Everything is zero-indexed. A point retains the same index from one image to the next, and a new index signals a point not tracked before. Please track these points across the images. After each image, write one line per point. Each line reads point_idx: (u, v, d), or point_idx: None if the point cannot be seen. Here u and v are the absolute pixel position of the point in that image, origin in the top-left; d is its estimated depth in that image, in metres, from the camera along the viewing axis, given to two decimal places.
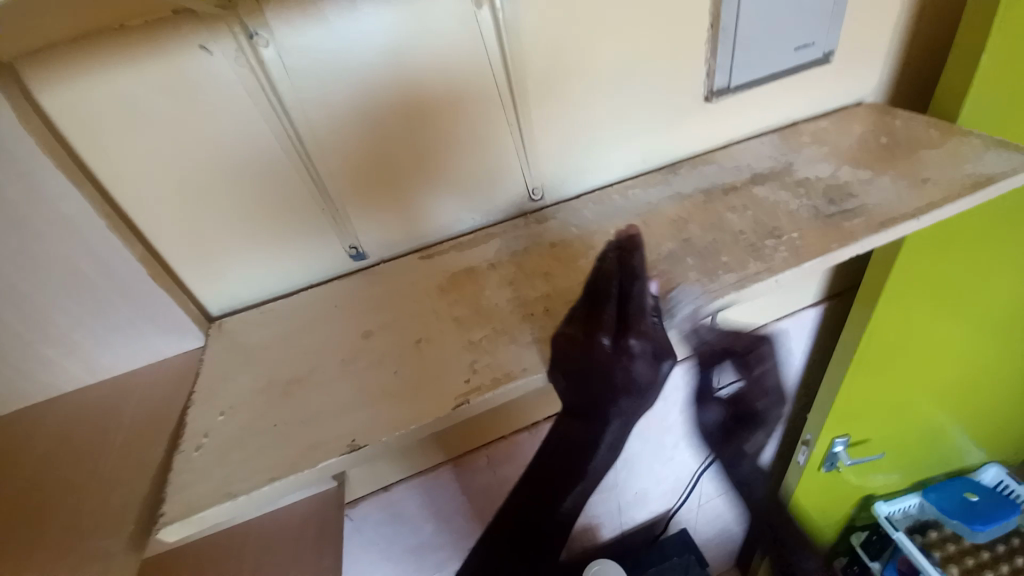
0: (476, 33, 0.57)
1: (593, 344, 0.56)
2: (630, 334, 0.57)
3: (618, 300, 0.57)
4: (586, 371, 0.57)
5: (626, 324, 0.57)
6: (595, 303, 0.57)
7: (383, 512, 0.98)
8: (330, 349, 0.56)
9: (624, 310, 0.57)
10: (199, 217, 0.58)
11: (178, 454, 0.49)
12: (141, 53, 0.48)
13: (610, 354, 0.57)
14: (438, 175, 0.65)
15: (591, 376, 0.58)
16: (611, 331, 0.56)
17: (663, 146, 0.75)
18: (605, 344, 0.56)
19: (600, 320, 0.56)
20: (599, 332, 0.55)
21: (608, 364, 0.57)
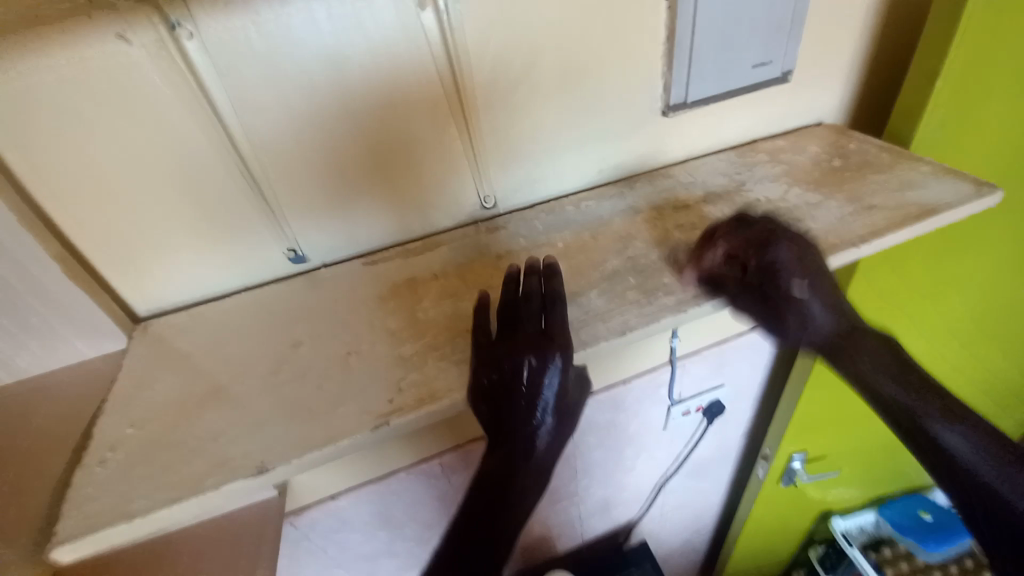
0: (419, 35, 0.55)
1: (521, 366, 0.46)
2: (556, 354, 0.46)
3: (537, 314, 0.49)
4: (513, 399, 0.47)
5: (556, 341, 0.47)
6: (518, 316, 0.49)
7: (332, 519, 0.95)
8: (255, 358, 0.54)
9: (550, 322, 0.48)
10: (121, 214, 0.55)
11: (79, 468, 0.46)
12: (47, 40, 0.44)
13: (533, 378, 0.47)
14: (382, 180, 0.63)
15: (518, 404, 0.48)
16: (536, 350, 0.46)
17: (619, 159, 0.74)
18: (531, 365, 0.46)
19: (522, 337, 0.47)
20: (525, 351, 0.46)
21: (535, 389, 0.47)
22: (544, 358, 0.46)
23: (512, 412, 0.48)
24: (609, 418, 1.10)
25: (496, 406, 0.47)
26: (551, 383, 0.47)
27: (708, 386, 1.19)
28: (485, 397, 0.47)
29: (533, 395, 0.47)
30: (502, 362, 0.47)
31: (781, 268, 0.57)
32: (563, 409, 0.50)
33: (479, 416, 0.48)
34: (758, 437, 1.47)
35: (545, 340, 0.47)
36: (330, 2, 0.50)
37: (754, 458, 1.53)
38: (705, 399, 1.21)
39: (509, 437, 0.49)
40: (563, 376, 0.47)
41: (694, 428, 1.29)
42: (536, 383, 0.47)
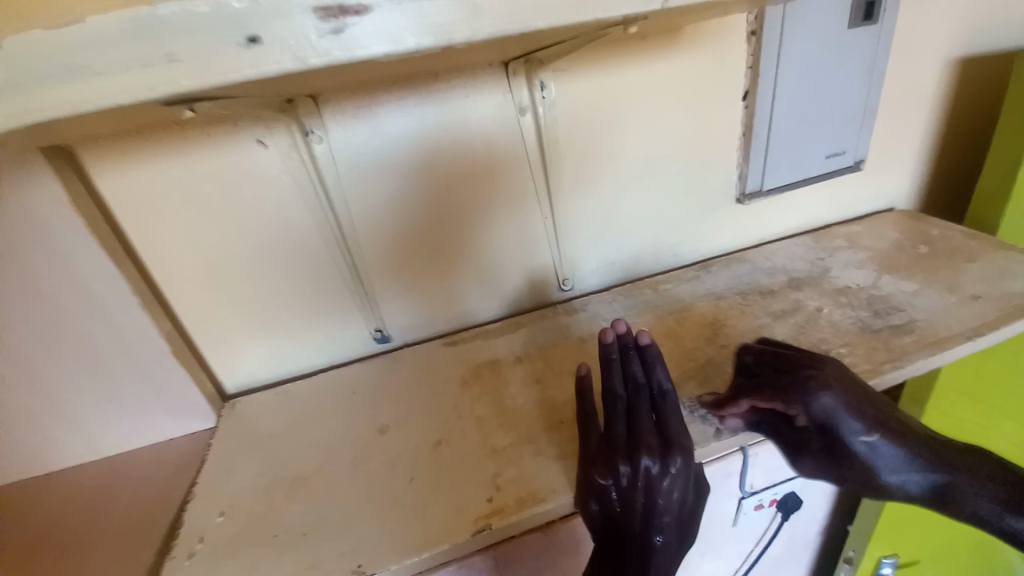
0: (517, 132, 0.59)
1: (638, 471, 0.42)
2: (677, 459, 0.42)
3: (649, 409, 0.45)
4: (626, 504, 0.43)
5: (675, 443, 0.43)
6: (632, 410, 0.45)
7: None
8: (344, 443, 0.53)
9: (665, 420, 0.44)
10: (226, 296, 0.58)
11: (166, 561, 0.44)
12: (197, 146, 0.50)
13: (653, 485, 0.43)
14: (467, 261, 0.65)
15: (632, 510, 0.43)
16: (654, 454, 0.43)
17: (694, 243, 0.75)
18: (650, 470, 0.42)
19: (638, 438, 0.43)
20: (643, 454, 0.42)
21: (652, 496, 0.43)
22: (664, 462, 0.42)
23: (627, 519, 0.44)
24: None
25: (607, 510, 0.44)
26: (672, 489, 0.43)
27: (781, 478, 1.08)
28: (593, 494, 0.44)
29: (651, 504, 0.43)
30: (615, 463, 0.43)
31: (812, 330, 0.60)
32: (683, 516, 0.46)
33: (590, 516, 0.45)
34: (838, 536, 1.31)
35: (664, 442, 0.43)
36: (442, 108, 0.55)
37: (833, 561, 1.36)
38: (780, 492, 1.09)
39: (624, 542, 0.45)
40: (682, 482, 0.43)
41: (767, 525, 1.15)
42: (653, 490, 0.43)
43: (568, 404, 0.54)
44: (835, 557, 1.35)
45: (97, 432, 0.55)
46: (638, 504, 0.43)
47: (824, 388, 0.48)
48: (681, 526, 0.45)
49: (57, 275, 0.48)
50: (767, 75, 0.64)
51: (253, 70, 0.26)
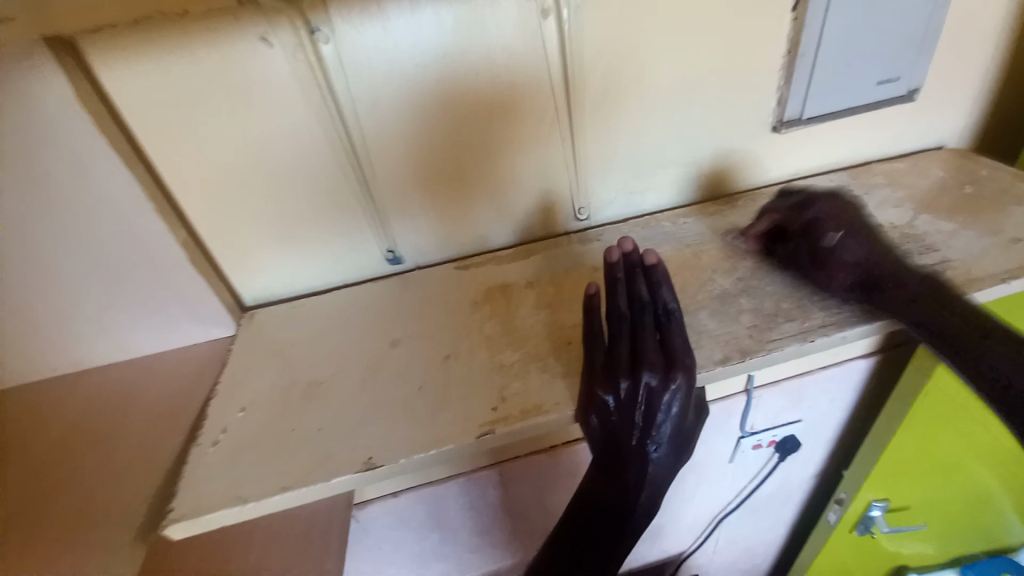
0: (538, 40, 0.54)
1: (640, 386, 0.44)
2: (678, 374, 0.44)
3: (653, 328, 0.46)
4: (625, 418, 0.45)
5: (677, 359, 0.45)
6: (637, 328, 0.46)
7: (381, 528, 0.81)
8: (356, 354, 0.55)
9: (669, 338, 0.46)
10: (239, 207, 0.58)
11: (195, 448, 0.48)
12: (200, 42, 0.48)
13: (653, 398, 0.45)
14: (480, 183, 0.63)
15: (632, 423, 0.45)
16: (657, 371, 0.44)
17: (720, 175, 0.71)
18: (652, 385, 0.44)
19: (642, 354, 0.45)
20: (645, 370, 0.44)
21: (652, 409, 0.45)
22: (665, 377, 0.44)
23: (626, 433, 0.46)
24: None
25: (607, 424, 0.46)
26: (671, 402, 0.45)
27: (782, 421, 1.11)
28: (594, 410, 0.45)
29: (649, 417, 0.45)
30: (618, 378, 0.45)
31: (819, 222, 0.57)
32: (680, 432, 0.48)
33: (591, 430, 0.46)
34: (833, 479, 1.35)
35: (666, 358, 0.45)
36: (458, 9, 0.51)
37: (824, 501, 1.41)
38: (779, 434, 1.12)
39: (622, 455, 0.47)
40: (681, 397, 0.45)
41: (762, 465, 1.20)
42: (653, 403, 0.45)
43: (574, 328, 0.54)
44: (827, 497, 1.40)
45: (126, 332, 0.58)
46: (638, 417, 0.45)
47: (834, 228, 0.56)
48: (677, 439, 0.48)
49: (73, 175, 0.48)
50: None
51: None
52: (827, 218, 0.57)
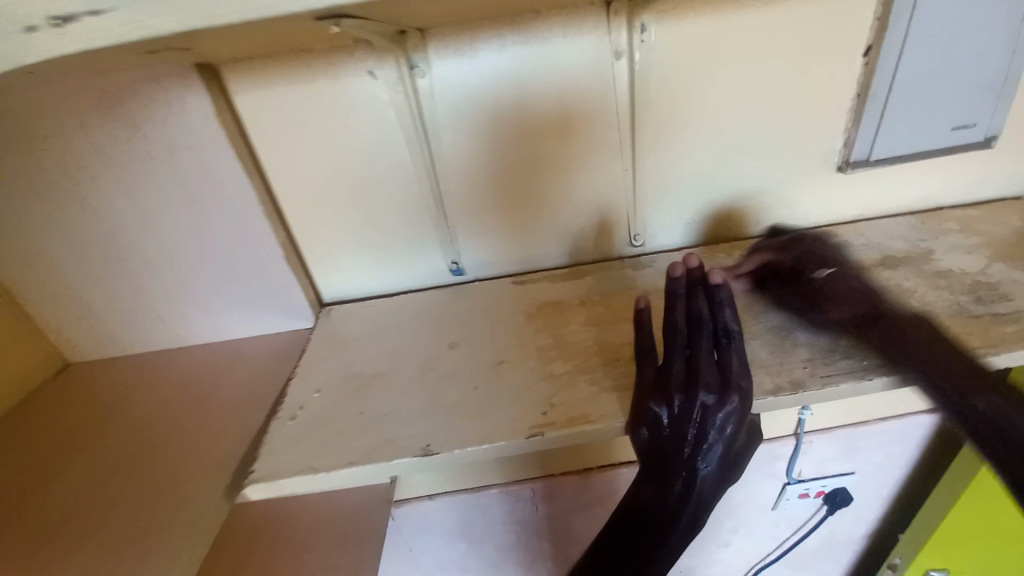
0: (609, 77, 0.59)
1: (696, 403, 0.47)
2: (734, 396, 0.46)
3: (710, 348, 0.49)
4: (676, 434, 0.47)
5: (735, 382, 0.47)
6: (694, 347, 0.49)
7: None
8: (418, 352, 0.60)
9: (726, 359, 0.48)
10: (329, 212, 0.65)
11: (275, 421, 0.54)
12: (318, 70, 0.55)
13: (707, 416, 0.47)
14: (543, 204, 0.67)
15: (683, 441, 0.47)
16: (714, 390, 0.46)
17: (781, 211, 0.71)
18: (707, 404, 0.47)
19: (698, 373, 0.47)
20: (701, 389, 0.46)
21: (705, 427, 0.47)
22: (721, 396, 0.46)
23: (676, 448, 0.48)
24: None
25: (656, 440, 0.48)
26: (724, 422, 0.47)
27: (833, 471, 1.05)
28: (648, 423, 0.48)
29: (700, 434, 0.47)
30: (675, 393, 0.47)
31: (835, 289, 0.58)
32: (730, 455, 0.49)
33: (640, 442, 0.48)
34: (888, 543, 1.25)
35: (723, 379, 0.47)
36: (539, 48, 0.56)
37: (877, 568, 1.30)
38: (829, 485, 1.06)
39: (670, 471, 0.49)
40: (735, 420, 0.47)
41: (807, 516, 1.14)
42: (707, 421, 0.47)
43: (625, 347, 0.56)
44: (881, 563, 1.29)
45: (222, 316, 0.66)
46: (690, 434, 0.47)
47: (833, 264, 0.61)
48: (725, 464, 0.49)
49: (201, 176, 0.56)
50: (897, 27, 0.58)
51: None
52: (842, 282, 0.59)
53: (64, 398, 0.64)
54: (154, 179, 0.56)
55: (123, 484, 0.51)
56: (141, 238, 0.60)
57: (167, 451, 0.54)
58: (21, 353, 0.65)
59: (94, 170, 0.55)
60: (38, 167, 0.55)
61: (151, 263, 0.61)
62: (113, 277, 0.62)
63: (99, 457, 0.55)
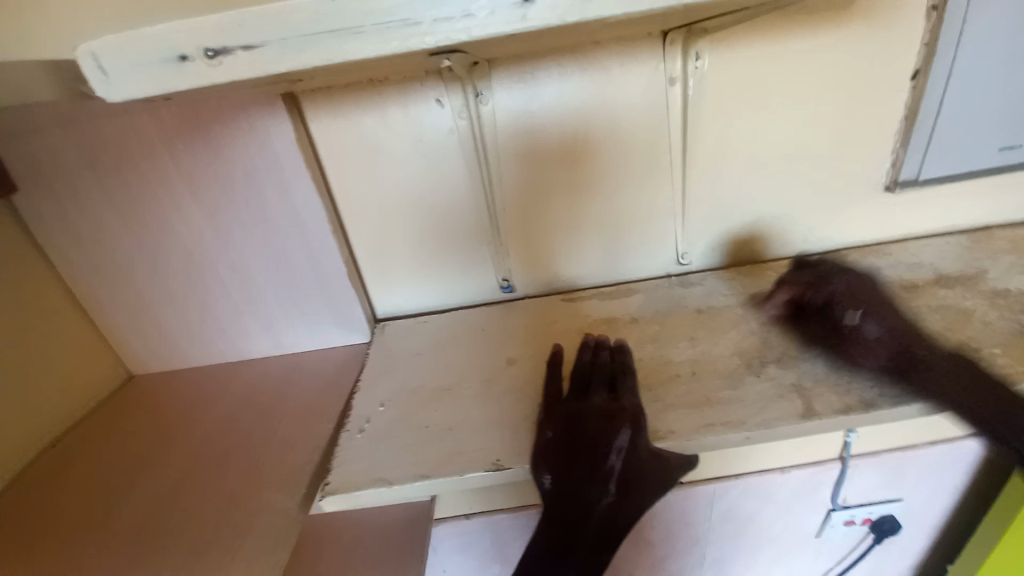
0: (664, 102, 0.61)
1: (613, 434, 0.49)
2: (623, 423, 0.49)
3: (606, 387, 0.53)
4: (590, 466, 0.48)
5: (626, 412, 0.50)
6: (589, 384, 0.54)
7: (460, 539, 0.79)
8: (478, 368, 0.61)
9: (621, 396, 0.52)
10: (388, 232, 0.67)
11: (344, 433, 0.56)
12: (389, 99, 0.59)
13: (610, 442, 0.49)
14: (593, 223, 0.68)
15: (596, 474, 0.48)
16: (605, 417, 0.50)
17: (828, 231, 0.72)
18: (598, 429, 0.50)
19: (620, 406, 0.51)
20: (618, 421, 0.50)
21: (604, 447, 0.49)
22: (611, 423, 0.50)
23: (585, 466, 0.48)
24: (759, 509, 0.95)
25: (555, 467, 0.49)
26: (614, 447, 0.49)
27: (879, 498, 0.99)
28: (565, 453, 0.49)
29: (597, 462, 0.48)
30: (586, 422, 0.50)
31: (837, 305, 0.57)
32: (621, 487, 0.48)
33: (556, 456, 0.49)
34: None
35: (612, 409, 0.51)
36: (596, 78, 0.59)
37: None
38: (876, 512, 1.01)
39: (571, 493, 0.48)
40: (629, 450, 0.49)
41: (853, 543, 1.07)
42: (603, 440, 0.49)
43: (683, 366, 0.57)
44: None
45: (285, 331, 0.69)
46: (609, 469, 0.48)
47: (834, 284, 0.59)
48: (625, 498, 0.48)
49: (278, 197, 0.60)
50: (944, 54, 0.60)
51: (520, 21, 0.29)
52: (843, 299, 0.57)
53: (132, 408, 0.67)
54: (235, 199, 0.60)
55: (203, 488, 0.53)
56: (217, 256, 0.63)
57: (239, 461, 0.55)
58: (94, 365, 0.68)
59: (180, 192, 0.59)
60: (129, 190, 0.59)
61: (223, 279, 0.65)
62: (190, 292, 0.65)
63: (175, 462, 0.57)
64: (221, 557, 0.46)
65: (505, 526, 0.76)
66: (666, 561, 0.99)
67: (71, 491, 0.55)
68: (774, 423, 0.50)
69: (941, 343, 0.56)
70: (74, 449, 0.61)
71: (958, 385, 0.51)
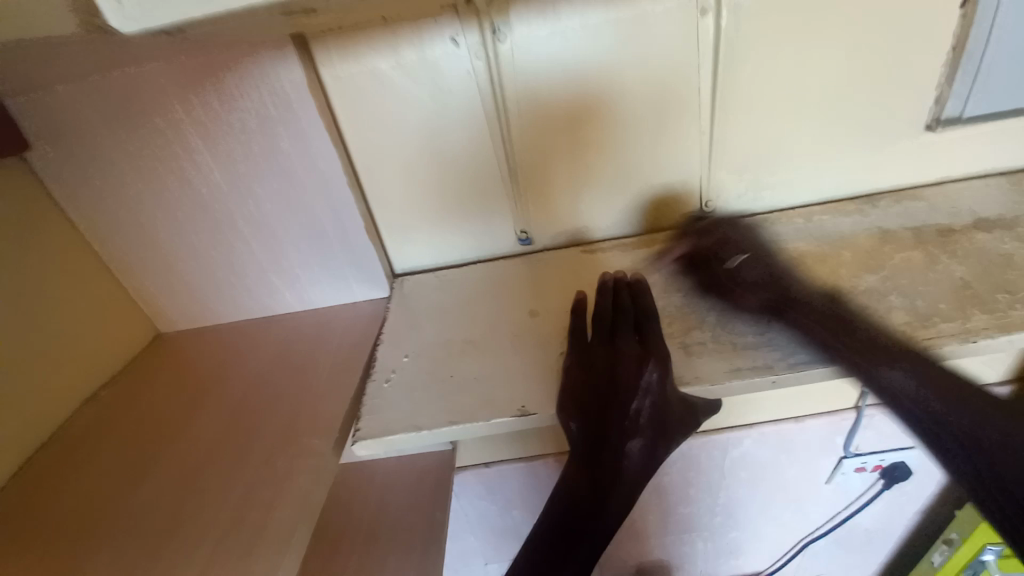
0: (694, 36, 0.57)
1: (640, 375, 0.50)
2: (651, 364, 0.50)
3: (632, 329, 0.53)
4: (619, 405, 0.50)
5: (654, 353, 0.51)
6: (614, 328, 0.53)
7: (480, 486, 0.81)
8: (500, 320, 0.61)
9: (647, 337, 0.52)
10: (404, 185, 0.65)
11: (372, 383, 0.57)
12: (401, 40, 0.56)
13: (638, 384, 0.50)
14: (615, 171, 0.66)
15: (625, 412, 0.50)
16: (633, 359, 0.51)
17: (862, 175, 0.69)
18: (627, 371, 0.51)
19: (647, 349, 0.51)
20: (647, 364, 0.50)
21: (633, 388, 0.50)
22: (640, 366, 0.50)
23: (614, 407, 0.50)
24: (774, 458, 0.96)
25: (583, 412, 0.50)
26: (644, 388, 0.50)
27: (891, 444, 0.99)
28: (594, 397, 0.50)
29: (626, 401, 0.50)
30: (615, 366, 0.51)
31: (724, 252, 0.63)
32: (652, 423, 0.50)
33: (585, 400, 0.50)
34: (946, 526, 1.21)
35: (641, 351, 0.51)
36: (619, 9, 0.56)
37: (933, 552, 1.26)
38: (887, 459, 1.00)
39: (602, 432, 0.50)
40: (658, 391, 0.50)
41: (862, 489, 1.07)
42: (632, 381, 0.50)
43: (707, 313, 0.56)
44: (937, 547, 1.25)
45: (306, 287, 0.69)
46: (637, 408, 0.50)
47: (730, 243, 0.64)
48: (655, 433, 0.50)
49: (292, 148, 0.58)
50: None
51: None
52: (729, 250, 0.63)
53: (164, 363, 0.69)
54: (250, 152, 0.58)
55: (241, 436, 0.55)
56: (236, 212, 0.62)
57: (273, 411, 0.57)
58: (123, 322, 0.70)
59: (193, 144, 0.58)
60: (144, 144, 0.58)
61: (243, 235, 0.64)
62: (211, 249, 0.65)
63: (215, 411, 0.59)
64: (264, 501, 0.48)
65: (525, 472, 0.78)
66: (679, 506, 1.01)
67: (118, 440, 0.58)
68: (803, 367, 0.49)
69: (977, 287, 0.54)
70: (114, 402, 0.64)
71: (996, 328, 0.50)
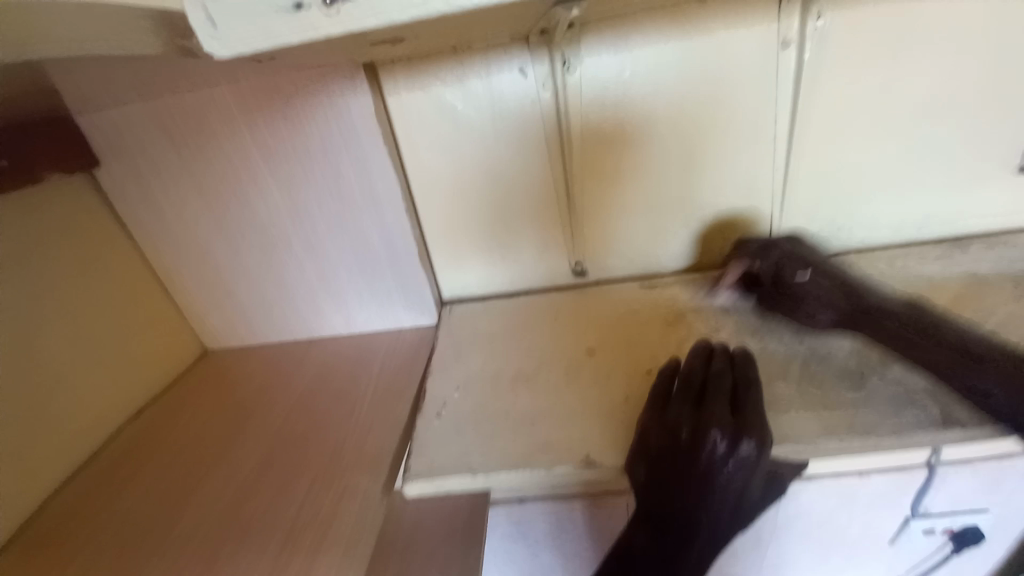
0: (772, 68, 0.55)
1: (734, 452, 0.44)
2: (748, 440, 0.44)
3: (726, 398, 0.47)
4: (696, 480, 0.45)
5: (752, 428, 0.44)
6: (704, 394, 0.48)
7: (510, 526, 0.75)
8: (555, 356, 0.58)
9: (743, 409, 0.46)
10: (458, 211, 0.64)
11: (421, 418, 0.54)
12: (469, 69, 0.56)
13: (723, 462, 0.44)
14: (681, 205, 0.63)
15: (704, 488, 0.45)
16: (726, 432, 0.44)
17: (949, 218, 0.64)
18: (715, 445, 0.44)
19: (743, 424, 0.44)
20: (740, 440, 0.44)
21: (717, 466, 0.44)
22: (733, 442, 0.44)
23: (690, 480, 0.45)
24: (830, 515, 0.87)
25: (659, 485, 0.45)
26: (734, 469, 0.44)
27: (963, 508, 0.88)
28: (670, 468, 0.45)
29: (705, 477, 0.45)
30: (699, 437, 0.45)
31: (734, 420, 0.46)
32: (734, 496, 0.46)
33: (659, 470, 0.45)
34: None
35: (736, 424, 0.45)
36: (696, 40, 0.54)
37: None
38: (958, 523, 0.89)
39: (675, 501, 0.46)
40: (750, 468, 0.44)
41: (928, 555, 0.95)
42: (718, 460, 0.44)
43: (787, 363, 0.52)
44: None
45: (353, 311, 0.68)
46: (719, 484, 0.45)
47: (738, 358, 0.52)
48: (733, 505, 0.47)
49: (354, 172, 0.58)
50: None
51: None
52: (751, 412, 0.46)
53: (210, 380, 0.68)
54: (311, 172, 0.58)
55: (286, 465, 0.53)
56: (293, 233, 0.62)
57: (318, 441, 0.55)
58: (171, 338, 0.70)
59: (257, 166, 0.58)
60: (210, 165, 0.58)
61: (297, 256, 0.64)
62: (267, 269, 0.65)
63: (254, 443, 0.56)
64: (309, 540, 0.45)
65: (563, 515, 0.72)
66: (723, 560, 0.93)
67: (159, 461, 0.56)
68: (906, 433, 0.44)
69: None
70: (160, 418, 0.63)
71: None
